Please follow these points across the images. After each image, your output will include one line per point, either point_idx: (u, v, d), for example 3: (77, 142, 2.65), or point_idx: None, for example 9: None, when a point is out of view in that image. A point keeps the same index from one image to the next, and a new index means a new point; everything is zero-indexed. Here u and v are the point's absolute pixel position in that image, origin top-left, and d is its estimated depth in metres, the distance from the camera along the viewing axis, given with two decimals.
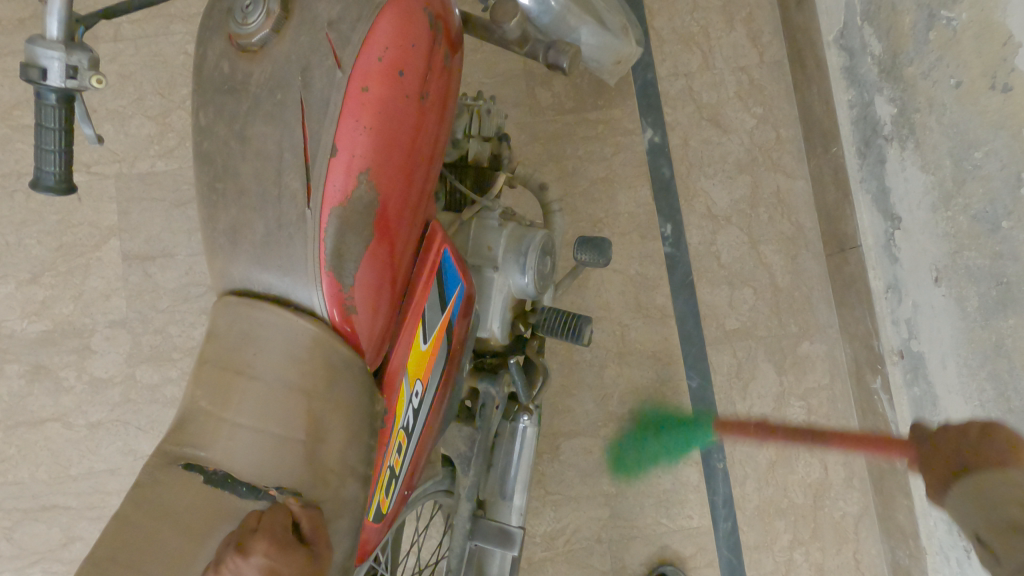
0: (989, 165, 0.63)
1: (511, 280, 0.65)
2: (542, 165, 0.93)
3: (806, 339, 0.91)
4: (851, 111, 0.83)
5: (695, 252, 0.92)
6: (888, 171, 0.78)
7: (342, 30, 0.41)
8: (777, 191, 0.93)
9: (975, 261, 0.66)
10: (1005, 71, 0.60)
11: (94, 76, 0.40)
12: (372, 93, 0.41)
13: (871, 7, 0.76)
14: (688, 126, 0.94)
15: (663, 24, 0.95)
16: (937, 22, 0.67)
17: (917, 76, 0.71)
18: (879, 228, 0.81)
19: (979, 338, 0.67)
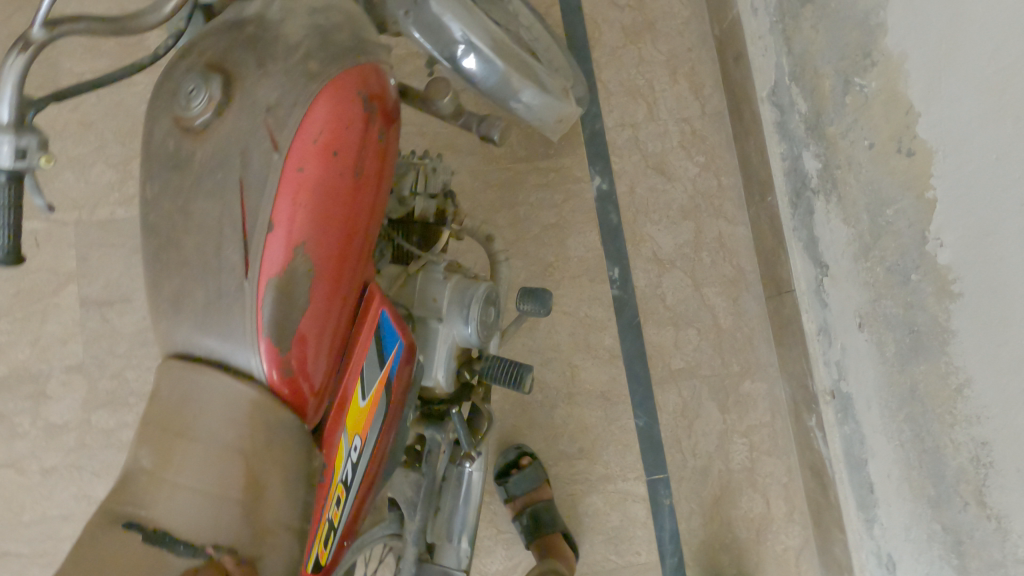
0: (898, 222, 0.67)
1: (455, 330, 0.68)
2: (494, 212, 0.96)
3: (748, 378, 0.95)
4: (783, 163, 0.88)
5: (641, 295, 0.96)
6: (816, 222, 0.82)
7: (279, 115, 0.43)
8: (719, 236, 0.98)
9: (891, 309, 0.71)
10: (908, 137, 0.64)
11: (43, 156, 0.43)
12: (307, 172, 0.44)
13: (797, 68, 0.82)
14: (635, 174, 0.99)
15: (611, 77, 1.00)
16: (852, 88, 0.72)
17: (838, 136, 0.76)
18: (810, 274, 0.85)
19: (898, 381, 0.71)
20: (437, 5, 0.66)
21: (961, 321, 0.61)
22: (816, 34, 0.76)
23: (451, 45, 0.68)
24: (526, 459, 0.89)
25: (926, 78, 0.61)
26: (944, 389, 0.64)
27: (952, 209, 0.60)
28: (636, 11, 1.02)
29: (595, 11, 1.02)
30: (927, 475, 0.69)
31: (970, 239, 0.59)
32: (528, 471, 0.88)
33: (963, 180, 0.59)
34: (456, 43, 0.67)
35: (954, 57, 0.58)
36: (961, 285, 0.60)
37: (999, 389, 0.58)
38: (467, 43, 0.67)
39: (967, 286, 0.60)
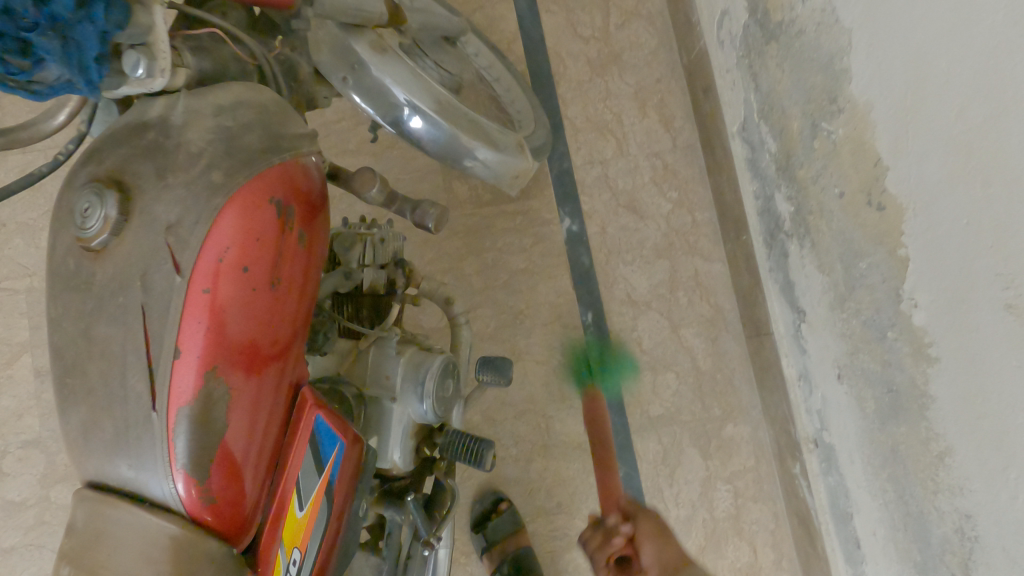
0: (872, 276, 0.64)
1: (410, 408, 0.65)
2: (461, 259, 0.93)
3: (730, 422, 0.92)
4: (757, 202, 0.84)
5: (616, 339, 0.93)
6: (791, 265, 0.79)
7: (180, 234, 0.40)
8: (695, 274, 0.94)
9: (869, 365, 0.67)
10: (878, 190, 0.61)
11: None
12: (213, 292, 0.41)
13: (765, 106, 0.78)
14: (605, 214, 0.95)
15: (577, 113, 0.97)
16: (819, 132, 0.68)
17: (808, 180, 0.72)
18: (788, 318, 0.82)
19: (880, 439, 0.68)
20: (377, 70, 0.62)
21: (941, 387, 0.57)
22: (782, 74, 0.73)
23: (394, 108, 0.64)
24: (503, 505, 0.88)
25: (893, 130, 0.57)
26: (926, 455, 0.61)
27: (926, 269, 0.56)
28: (601, 43, 0.98)
29: (558, 45, 0.98)
30: (912, 539, 0.65)
31: (945, 304, 0.55)
32: (506, 515, 0.86)
33: (935, 241, 0.55)
34: (401, 106, 0.64)
35: (919, 110, 0.54)
36: (938, 349, 0.57)
37: (979, 462, 0.54)
38: (412, 106, 0.64)
39: (944, 351, 0.56)
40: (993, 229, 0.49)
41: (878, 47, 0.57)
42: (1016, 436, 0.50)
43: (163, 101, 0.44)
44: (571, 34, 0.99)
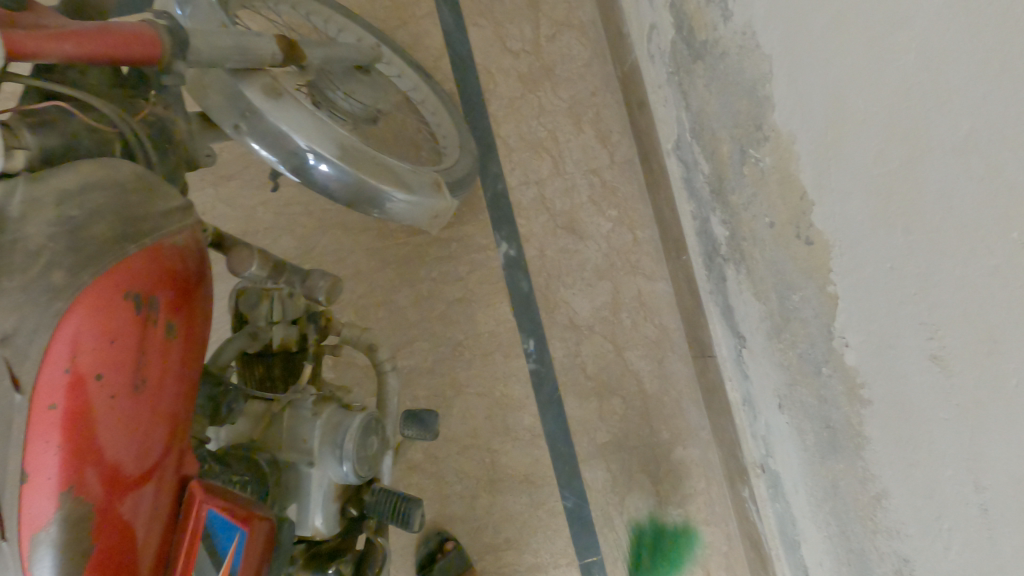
0: (805, 309, 0.62)
1: (330, 471, 0.61)
2: (395, 291, 0.89)
3: (679, 444, 0.89)
4: (694, 222, 0.81)
5: (560, 366, 0.90)
6: (729, 290, 0.76)
7: (18, 345, 0.36)
8: (638, 294, 0.91)
9: (806, 398, 0.65)
10: (806, 224, 0.58)
11: None
12: (63, 407, 0.37)
13: (696, 126, 0.75)
14: (543, 236, 0.92)
15: (510, 131, 0.93)
16: (748, 159, 0.65)
17: (740, 206, 0.69)
18: (730, 342, 0.79)
19: (820, 473, 0.66)
20: (273, 116, 0.58)
21: (874, 429, 0.56)
22: (710, 95, 0.70)
23: (296, 156, 0.59)
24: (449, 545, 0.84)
25: (816, 166, 0.55)
26: (863, 493, 0.59)
27: (853, 310, 0.54)
28: (532, 57, 0.94)
29: (487, 60, 0.94)
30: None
31: (873, 347, 0.53)
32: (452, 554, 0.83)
33: (861, 283, 0.53)
34: (303, 153, 0.59)
35: (839, 148, 0.51)
36: (869, 392, 0.55)
37: (914, 510, 0.53)
38: (315, 152, 0.59)
39: (875, 394, 0.54)
40: (914, 279, 0.47)
41: (797, 79, 0.55)
42: (947, 488, 0.49)
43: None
44: (500, 48, 0.94)
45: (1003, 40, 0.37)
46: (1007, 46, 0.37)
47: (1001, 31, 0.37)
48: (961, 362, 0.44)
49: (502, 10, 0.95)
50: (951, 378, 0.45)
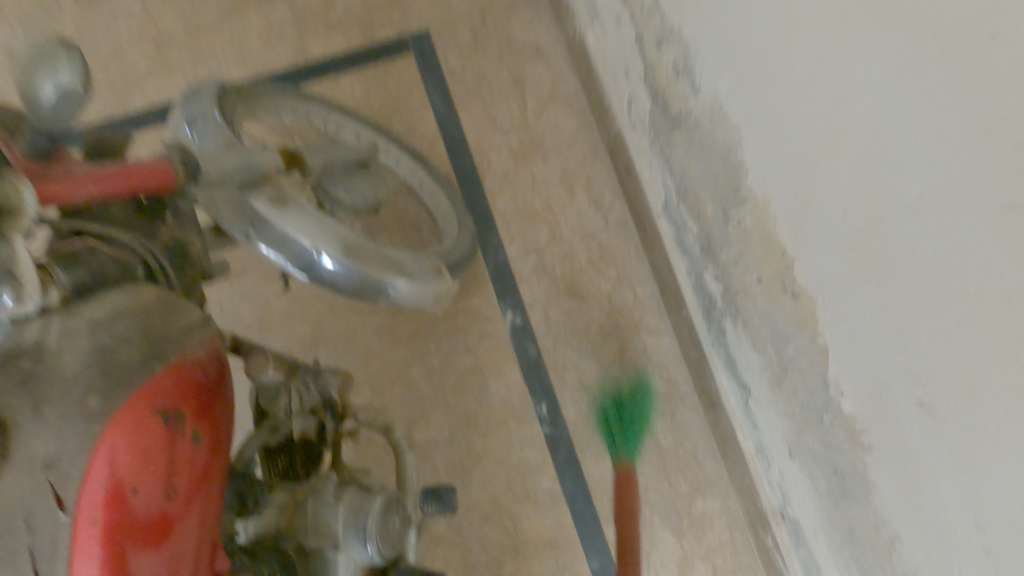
0: (800, 359, 0.64)
1: (355, 553, 0.62)
2: (407, 367, 0.92)
3: (699, 496, 0.89)
4: (690, 277, 0.84)
5: (573, 427, 0.91)
6: (729, 342, 0.78)
7: (60, 468, 0.39)
8: (644, 348, 0.93)
9: (813, 445, 0.66)
10: (790, 280, 0.61)
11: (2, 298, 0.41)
12: (102, 521, 0.40)
13: (681, 189, 0.78)
14: (547, 301, 0.94)
15: (506, 204, 0.98)
16: (730, 220, 0.69)
17: (730, 263, 0.72)
18: (736, 392, 0.81)
19: (836, 518, 0.67)
20: (281, 222, 0.62)
21: (879, 474, 0.57)
22: (690, 160, 0.73)
23: (304, 256, 0.63)
24: None
25: (792, 225, 0.58)
26: (878, 537, 0.60)
27: (843, 359, 0.56)
28: (522, 132, 0.99)
29: (479, 139, 1.00)
30: None
31: (866, 394, 0.55)
32: None
33: (847, 334, 0.55)
34: (311, 253, 0.63)
35: (810, 208, 0.55)
36: (869, 438, 0.56)
37: (926, 553, 0.53)
38: (322, 251, 0.64)
39: (874, 440, 0.56)
40: (893, 330, 0.49)
41: (765, 148, 0.58)
42: (952, 529, 0.49)
43: (38, 324, 0.43)
44: (490, 127, 1.00)
45: (933, 112, 0.40)
46: (937, 117, 0.40)
47: (928, 104, 0.40)
48: (947, 407, 0.46)
49: (489, 91, 1.01)
50: (939, 422, 0.47)
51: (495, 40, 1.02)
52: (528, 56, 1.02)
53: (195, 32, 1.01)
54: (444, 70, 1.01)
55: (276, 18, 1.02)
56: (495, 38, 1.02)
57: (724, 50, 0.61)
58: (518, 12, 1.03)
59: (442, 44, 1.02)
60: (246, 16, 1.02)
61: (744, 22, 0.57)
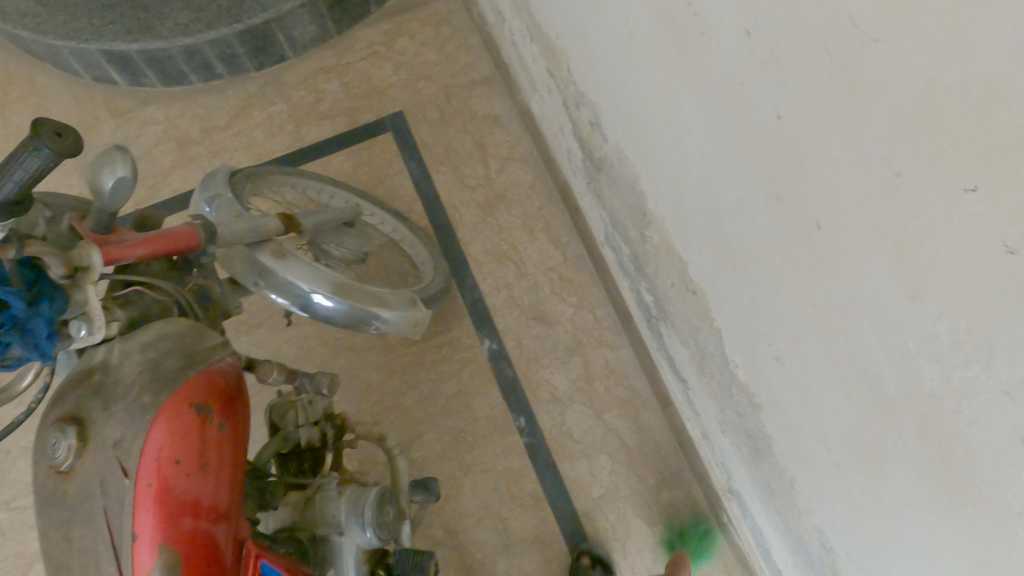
0: (709, 344, 0.77)
1: (356, 538, 0.75)
2: (402, 394, 1.06)
3: (665, 486, 1.01)
4: (633, 294, 0.99)
5: (549, 435, 1.04)
6: (667, 343, 0.92)
7: (125, 447, 0.54)
8: (606, 363, 1.07)
9: (732, 417, 0.79)
10: (690, 282, 0.76)
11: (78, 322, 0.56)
12: (155, 484, 0.54)
13: (612, 220, 0.94)
14: (518, 328, 1.09)
15: (477, 249, 1.14)
16: (647, 238, 0.84)
17: (654, 275, 0.87)
18: (680, 387, 0.94)
19: (760, 479, 0.79)
20: (281, 271, 0.79)
21: (772, 428, 0.69)
22: (613, 195, 0.89)
23: (302, 297, 0.80)
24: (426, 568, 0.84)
25: (681, 234, 0.73)
26: (784, 484, 0.72)
27: (732, 337, 0.70)
28: (487, 188, 1.17)
29: (451, 197, 1.17)
30: (805, 561, 0.76)
31: (749, 361, 0.68)
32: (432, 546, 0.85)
33: (728, 315, 0.69)
34: (308, 294, 0.80)
35: (688, 219, 0.69)
36: (759, 399, 0.69)
37: (812, 485, 0.65)
38: (317, 292, 0.80)
39: (762, 399, 0.69)
40: (748, 306, 0.63)
41: (653, 177, 0.74)
42: (818, 458, 0.62)
43: (104, 349, 0.59)
44: (460, 186, 1.17)
45: (725, 138, 0.55)
46: (728, 141, 0.55)
47: (721, 132, 0.56)
48: (789, 358, 0.60)
49: (456, 157, 1.19)
50: (789, 370, 0.60)
51: (459, 114, 1.21)
52: (488, 124, 1.20)
53: (209, 131, 1.21)
54: (417, 143, 1.20)
55: (276, 113, 1.22)
56: (459, 112, 1.21)
57: (613, 107, 0.77)
58: (476, 89, 1.22)
59: (415, 121, 1.21)
60: (251, 114, 1.22)
61: (618, 86, 0.73)
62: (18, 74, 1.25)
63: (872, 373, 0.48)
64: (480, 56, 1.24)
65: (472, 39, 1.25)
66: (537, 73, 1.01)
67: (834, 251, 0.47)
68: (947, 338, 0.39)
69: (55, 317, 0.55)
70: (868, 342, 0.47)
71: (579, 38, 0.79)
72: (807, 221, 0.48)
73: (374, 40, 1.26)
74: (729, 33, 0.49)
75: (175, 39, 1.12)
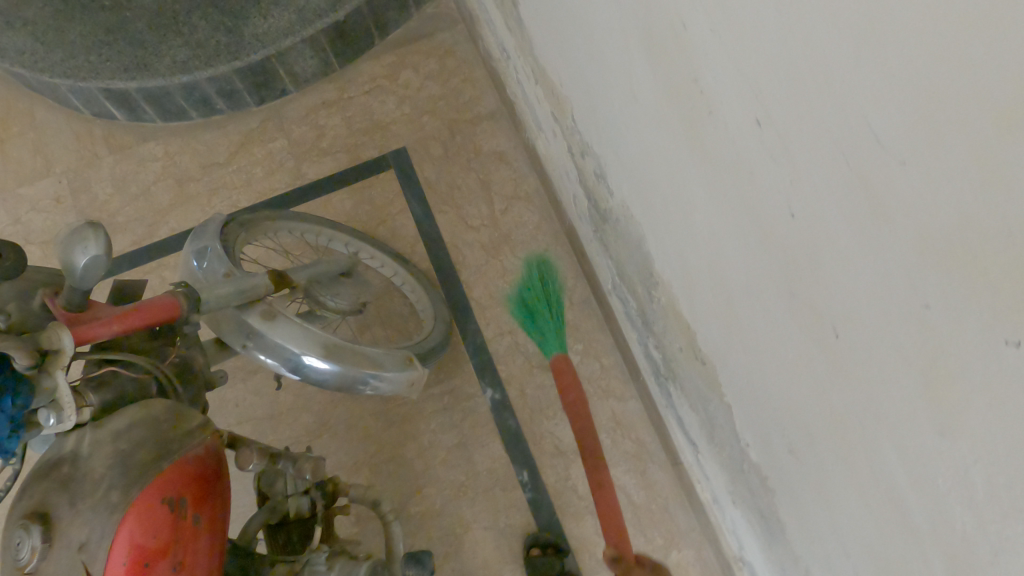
0: (719, 416, 0.73)
1: None
2: (401, 446, 1.03)
3: (674, 547, 0.96)
4: (641, 347, 0.94)
5: (554, 491, 1.00)
6: (676, 402, 0.87)
7: (91, 550, 0.51)
8: (613, 415, 1.02)
9: (743, 491, 0.75)
10: (699, 351, 0.71)
11: (48, 412, 0.54)
12: None
13: (619, 272, 0.90)
14: (522, 377, 1.06)
15: (481, 292, 1.10)
16: (654, 298, 0.79)
17: (661, 333, 0.82)
18: (690, 448, 0.89)
19: (773, 558, 0.74)
20: (271, 333, 0.75)
21: (786, 515, 0.65)
22: (619, 248, 0.85)
23: (292, 359, 0.76)
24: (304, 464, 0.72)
25: (689, 303, 0.68)
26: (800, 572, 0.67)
27: (744, 416, 0.65)
28: (491, 229, 1.13)
29: (454, 238, 1.13)
30: None
31: (761, 445, 0.64)
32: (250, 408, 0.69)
33: (740, 395, 0.64)
34: (299, 356, 0.76)
35: (696, 292, 0.65)
36: (772, 483, 0.65)
37: None
38: (307, 354, 0.77)
39: (776, 484, 0.64)
40: (760, 391, 0.59)
41: (659, 241, 0.70)
42: (836, 559, 0.57)
43: (75, 437, 0.55)
44: (463, 227, 1.14)
45: (733, 221, 0.51)
46: (736, 226, 0.51)
47: (730, 216, 0.51)
48: (805, 454, 0.55)
49: (460, 196, 1.15)
50: (804, 466, 0.56)
51: (463, 151, 1.17)
52: (493, 162, 1.16)
53: (208, 168, 1.18)
54: (420, 181, 1.16)
55: (276, 149, 1.19)
56: (464, 149, 1.18)
57: (618, 164, 0.73)
58: (481, 125, 1.18)
59: (418, 158, 1.18)
60: (251, 151, 1.19)
61: (624, 145, 0.69)
62: (20, 110, 1.24)
63: (897, 497, 0.43)
64: (486, 90, 1.20)
65: (477, 73, 1.22)
66: (541, 114, 0.97)
67: (856, 366, 0.42)
68: (983, 488, 0.34)
69: (19, 412, 0.51)
70: (892, 465, 0.42)
71: (582, 90, 0.75)
72: (825, 326, 0.44)
73: (378, 73, 1.23)
74: (740, 120, 0.44)
75: (174, 78, 1.09)
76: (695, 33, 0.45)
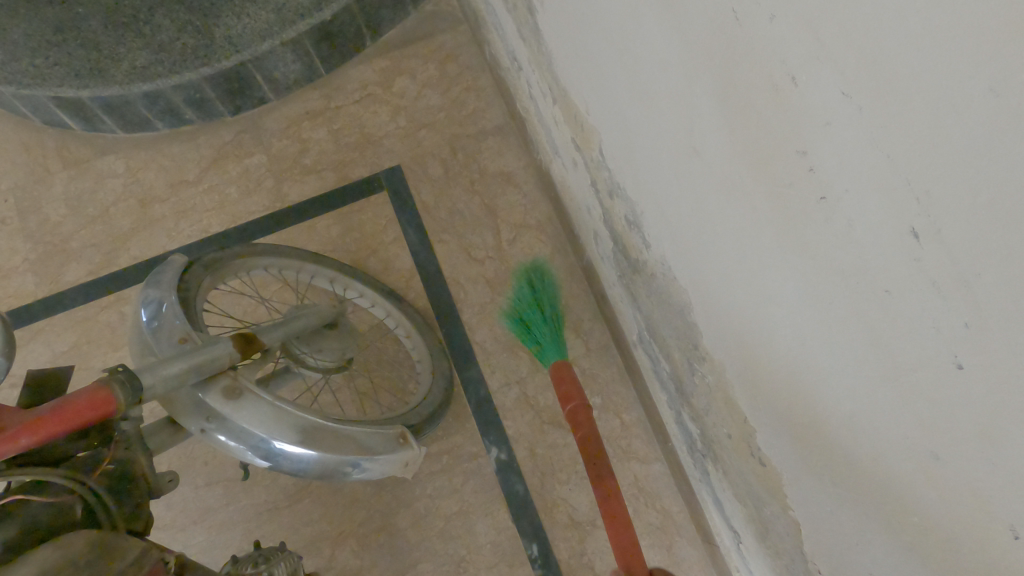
0: (778, 524, 0.60)
1: None
2: (393, 514, 0.90)
3: None
4: (671, 411, 0.81)
5: (568, 568, 0.87)
6: (714, 483, 0.75)
7: None
8: (635, 480, 0.90)
9: None
10: (755, 447, 0.59)
11: None
12: None
13: (650, 328, 0.77)
14: (531, 435, 0.93)
15: (485, 336, 0.97)
16: (696, 372, 0.66)
17: (702, 410, 0.70)
18: (729, 533, 0.77)
19: None
20: (234, 417, 0.62)
21: None
22: (652, 305, 0.72)
23: (261, 446, 0.63)
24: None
25: (747, 396, 0.56)
26: None
27: (816, 541, 0.53)
28: (497, 262, 1.00)
29: (455, 271, 1.00)
30: None
31: None
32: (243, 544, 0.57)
33: (812, 518, 0.52)
34: (268, 442, 0.63)
35: (760, 388, 0.52)
36: None
37: None
38: (279, 440, 0.64)
39: None
40: (847, 527, 0.46)
41: (710, 315, 0.57)
42: None
43: None
44: (465, 259, 1.00)
45: (837, 336, 0.38)
46: (843, 343, 0.38)
47: (834, 329, 0.38)
48: None
49: (462, 223, 1.02)
50: None
51: (466, 171, 1.04)
52: (499, 184, 1.03)
53: (176, 186, 1.04)
54: (417, 205, 1.03)
55: (254, 166, 1.05)
56: (466, 169, 1.04)
57: (659, 216, 0.60)
58: (486, 142, 1.05)
59: (415, 178, 1.04)
60: (225, 167, 1.05)
61: (669, 198, 0.56)
62: None
63: None
64: (491, 102, 1.07)
65: (482, 83, 1.08)
66: (559, 137, 0.84)
67: None
68: None
69: None
70: None
71: (615, 123, 0.62)
72: (989, 513, 0.31)
73: (369, 80, 1.09)
74: (876, 222, 0.31)
75: (133, 86, 0.95)
76: (812, 94, 0.32)
